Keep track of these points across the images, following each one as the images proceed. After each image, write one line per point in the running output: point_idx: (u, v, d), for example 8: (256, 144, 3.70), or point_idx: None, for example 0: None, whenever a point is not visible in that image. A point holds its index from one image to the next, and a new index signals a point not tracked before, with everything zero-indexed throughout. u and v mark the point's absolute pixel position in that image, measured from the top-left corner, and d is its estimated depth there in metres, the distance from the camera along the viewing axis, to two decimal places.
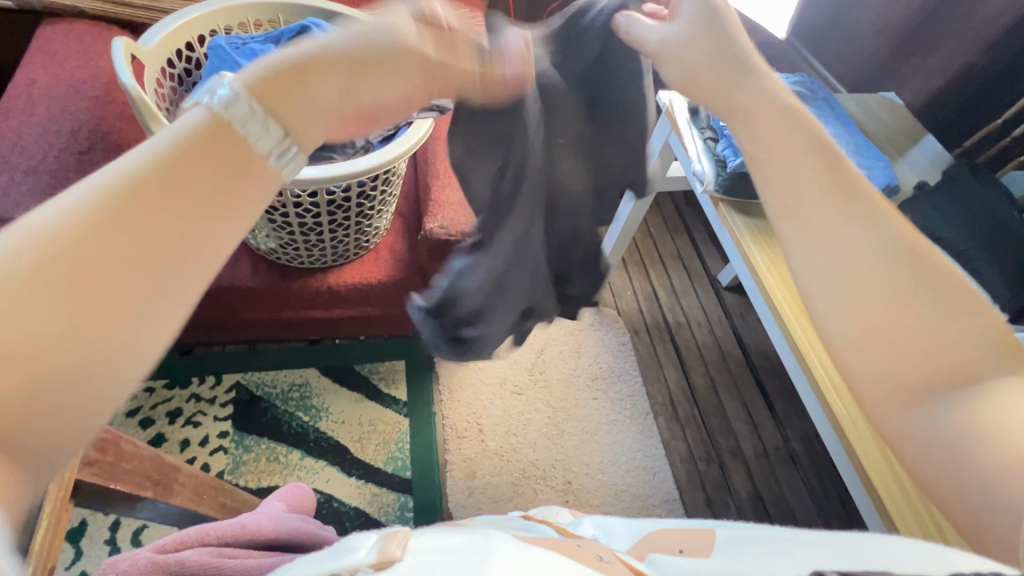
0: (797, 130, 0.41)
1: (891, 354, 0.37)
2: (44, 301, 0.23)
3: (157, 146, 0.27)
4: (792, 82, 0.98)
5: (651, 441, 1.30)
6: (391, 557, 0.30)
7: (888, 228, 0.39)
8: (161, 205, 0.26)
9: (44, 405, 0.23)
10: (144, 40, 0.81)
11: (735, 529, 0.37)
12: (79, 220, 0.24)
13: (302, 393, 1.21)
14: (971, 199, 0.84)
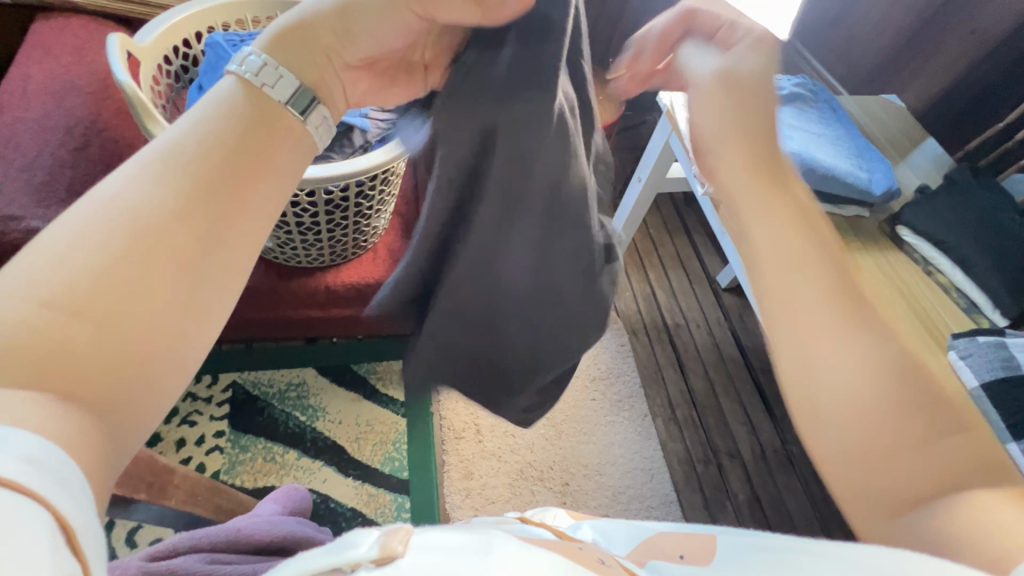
0: (808, 240, 0.43)
1: (875, 469, 0.39)
2: (120, 250, 0.28)
3: (201, 113, 0.33)
4: (793, 83, 0.97)
5: (649, 442, 1.30)
6: (392, 553, 0.30)
7: (887, 346, 0.41)
8: (219, 174, 0.32)
9: (105, 357, 0.27)
10: (141, 36, 0.80)
11: (736, 536, 0.37)
12: (149, 178, 0.30)
13: (299, 393, 1.21)
14: (973, 201, 0.83)
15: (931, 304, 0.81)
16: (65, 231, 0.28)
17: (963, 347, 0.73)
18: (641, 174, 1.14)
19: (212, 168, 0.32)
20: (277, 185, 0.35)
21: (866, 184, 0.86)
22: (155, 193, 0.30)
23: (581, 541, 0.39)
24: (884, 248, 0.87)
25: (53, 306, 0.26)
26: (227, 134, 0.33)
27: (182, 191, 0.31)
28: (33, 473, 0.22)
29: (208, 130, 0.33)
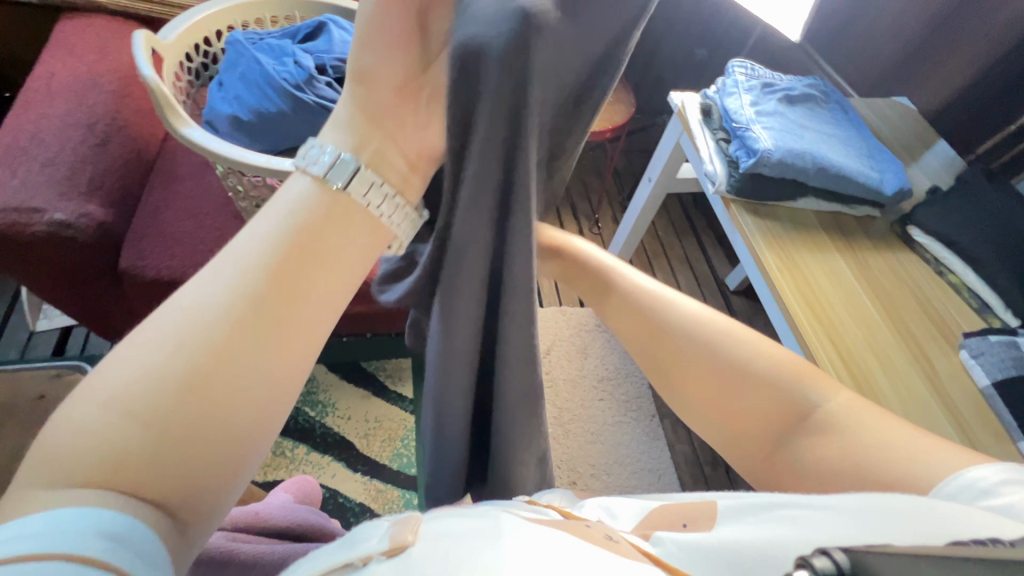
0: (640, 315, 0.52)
1: None
2: (181, 363, 0.28)
3: (270, 214, 0.33)
4: (805, 84, 0.98)
5: (657, 443, 1.30)
6: (405, 543, 0.31)
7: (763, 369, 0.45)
8: (279, 272, 0.31)
9: (159, 467, 0.27)
10: (164, 33, 0.81)
11: (733, 498, 0.38)
12: (213, 289, 0.30)
13: (309, 388, 1.22)
14: (987, 202, 0.82)
15: (940, 301, 0.82)
16: (139, 345, 0.28)
17: (974, 346, 0.73)
18: (651, 175, 1.15)
19: (275, 265, 0.31)
20: (343, 272, 0.34)
21: (877, 184, 0.86)
22: (217, 299, 0.30)
23: (584, 519, 0.40)
24: (895, 248, 0.88)
25: (131, 418, 0.27)
26: (287, 233, 0.32)
27: (245, 296, 0.30)
28: (116, 550, 0.25)
29: (273, 230, 0.32)
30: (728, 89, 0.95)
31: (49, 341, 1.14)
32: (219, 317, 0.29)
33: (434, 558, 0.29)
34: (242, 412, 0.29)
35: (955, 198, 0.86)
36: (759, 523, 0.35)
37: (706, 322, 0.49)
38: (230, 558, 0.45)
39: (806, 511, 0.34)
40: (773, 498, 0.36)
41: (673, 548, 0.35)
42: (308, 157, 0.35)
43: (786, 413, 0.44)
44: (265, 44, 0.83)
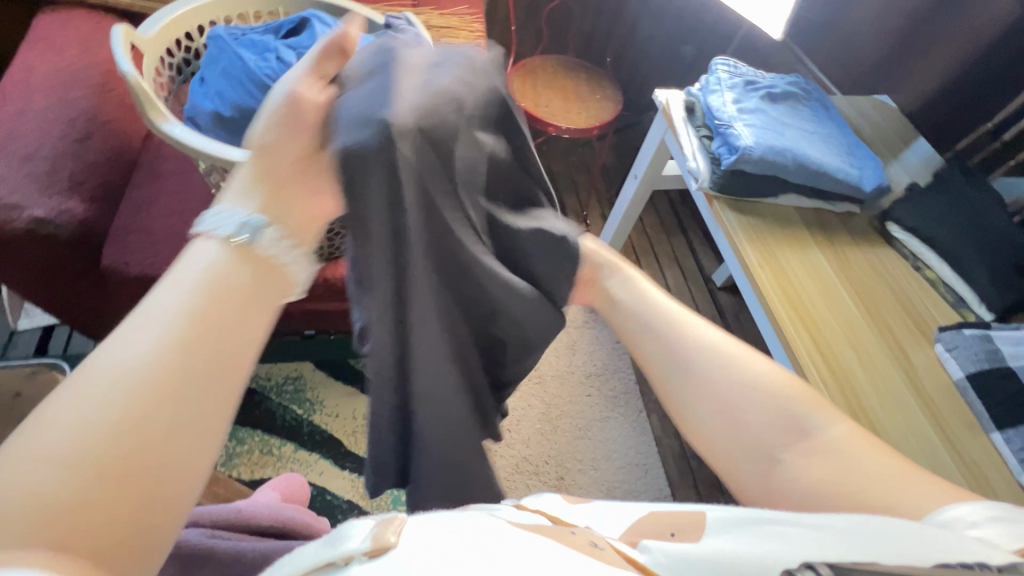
0: (668, 339, 0.49)
1: None
2: (112, 423, 0.26)
3: (180, 274, 0.31)
4: (787, 82, 0.99)
5: (644, 438, 1.31)
6: (385, 544, 0.30)
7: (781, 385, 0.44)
8: (201, 319, 0.30)
9: (95, 528, 0.24)
10: (144, 28, 0.81)
11: (726, 510, 0.35)
12: (134, 348, 0.28)
13: (296, 386, 1.22)
14: (962, 197, 0.84)
15: (918, 297, 0.83)
16: (59, 416, 0.25)
17: (949, 340, 0.75)
18: (637, 171, 1.15)
19: (193, 316, 0.29)
20: (266, 319, 0.33)
21: (857, 180, 0.88)
22: (138, 353, 0.27)
23: (573, 524, 0.38)
24: (875, 244, 0.90)
25: (69, 474, 0.24)
26: (200, 285, 0.31)
27: (167, 347, 0.28)
28: None
29: (189, 286, 0.30)
30: (711, 86, 0.95)
31: (32, 340, 1.13)
32: (145, 368, 0.27)
33: (417, 556, 0.29)
34: (191, 455, 0.28)
35: (932, 194, 0.87)
36: (755, 538, 0.32)
37: (724, 348, 0.47)
38: (208, 554, 0.45)
39: (797, 528, 0.32)
40: (763, 513, 0.34)
41: (660, 556, 0.32)
42: (209, 220, 0.34)
43: (789, 428, 0.42)
44: (247, 39, 0.83)
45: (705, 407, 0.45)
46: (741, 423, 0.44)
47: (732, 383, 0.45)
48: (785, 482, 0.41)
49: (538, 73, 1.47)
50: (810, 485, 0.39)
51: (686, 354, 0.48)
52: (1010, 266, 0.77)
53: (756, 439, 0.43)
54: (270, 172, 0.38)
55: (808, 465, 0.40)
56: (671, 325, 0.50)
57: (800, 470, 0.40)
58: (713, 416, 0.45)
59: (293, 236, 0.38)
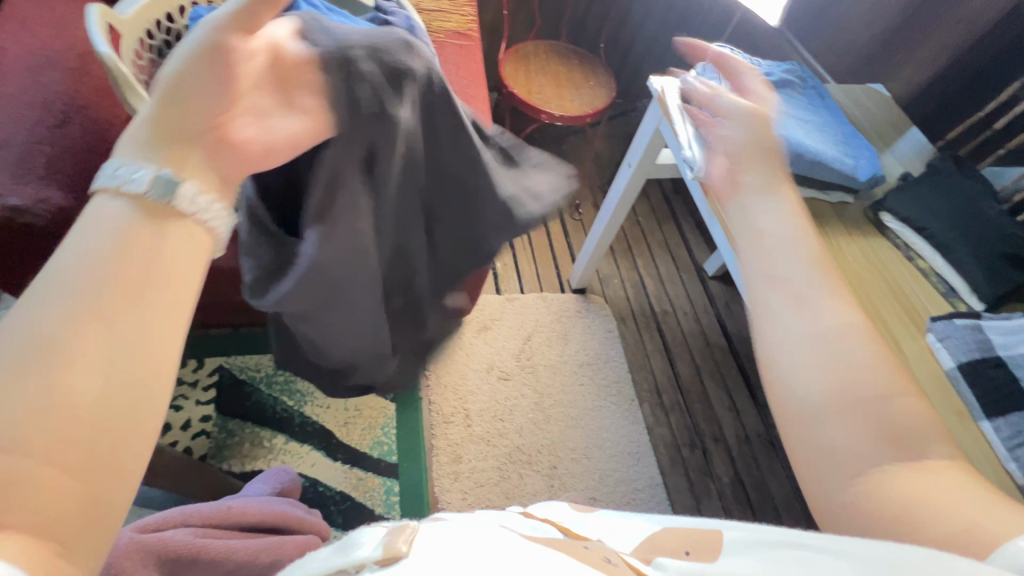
0: (787, 278, 0.42)
1: (855, 429, 0.37)
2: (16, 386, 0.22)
3: (87, 240, 0.26)
4: (783, 70, 0.98)
5: (636, 427, 1.32)
6: (397, 553, 0.30)
7: (886, 377, 0.38)
8: (101, 272, 0.26)
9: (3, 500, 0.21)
10: (122, 8, 0.77)
11: (743, 530, 0.34)
12: (35, 324, 0.24)
13: (287, 377, 1.20)
14: (956, 186, 0.84)
15: (912, 289, 0.83)
16: None
17: (941, 330, 0.76)
18: (631, 160, 1.15)
19: (96, 280, 0.25)
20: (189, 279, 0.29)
21: (852, 170, 0.88)
22: (46, 319, 0.24)
23: (585, 538, 0.38)
24: (869, 235, 0.90)
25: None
26: (111, 244, 0.27)
27: (80, 312, 0.25)
28: None
29: (95, 243, 0.26)
30: (708, 74, 0.94)
31: None
32: (45, 338, 0.24)
33: (428, 565, 0.28)
34: (124, 423, 0.25)
35: (926, 184, 0.87)
36: (766, 558, 0.31)
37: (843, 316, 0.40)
38: (200, 553, 0.45)
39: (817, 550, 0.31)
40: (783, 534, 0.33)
41: None
42: (113, 168, 0.29)
43: (898, 446, 0.36)
44: None
45: (817, 386, 0.38)
46: (851, 419, 0.37)
47: (876, 380, 0.38)
48: (863, 489, 0.35)
49: (531, 58, 1.44)
50: (879, 491, 0.35)
51: (833, 338, 0.39)
52: (1000, 256, 0.79)
53: (842, 432, 0.37)
54: (182, 143, 0.32)
55: (906, 485, 0.34)
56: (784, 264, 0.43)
57: (896, 483, 0.35)
58: (826, 396, 0.38)
59: (216, 194, 0.33)
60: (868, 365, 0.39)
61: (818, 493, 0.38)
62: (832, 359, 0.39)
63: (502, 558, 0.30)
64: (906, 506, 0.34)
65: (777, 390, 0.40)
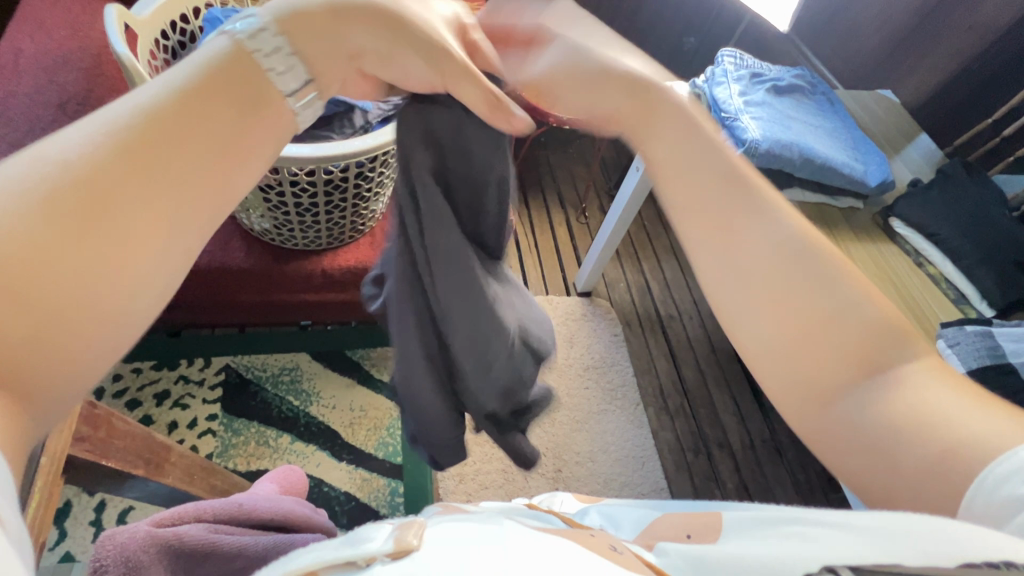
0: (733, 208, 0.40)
1: (799, 363, 0.37)
2: (72, 194, 0.26)
3: (180, 76, 0.31)
4: (792, 76, 0.98)
5: (641, 431, 1.31)
6: (407, 547, 0.30)
7: (850, 299, 0.37)
8: (163, 124, 0.29)
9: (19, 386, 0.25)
10: (138, 10, 0.78)
11: (747, 513, 0.34)
12: (112, 140, 0.28)
13: (292, 377, 1.20)
14: (965, 195, 0.86)
15: (920, 295, 0.83)
16: (51, 159, 0.27)
17: (951, 337, 0.76)
18: (638, 164, 1.15)
19: (166, 133, 0.29)
20: (230, 167, 0.32)
21: (861, 176, 0.88)
22: (115, 139, 0.28)
23: (588, 528, 0.39)
24: (877, 240, 0.90)
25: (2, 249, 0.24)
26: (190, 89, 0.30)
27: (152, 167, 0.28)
28: None
29: (186, 85, 0.30)
30: (717, 79, 0.95)
31: None
32: (85, 167, 0.27)
33: (440, 556, 0.29)
34: (125, 277, 0.28)
35: (936, 190, 0.88)
36: (766, 537, 0.31)
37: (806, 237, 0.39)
38: (213, 548, 0.44)
39: (816, 528, 0.30)
40: (788, 513, 0.32)
41: (676, 559, 0.32)
42: (239, 18, 0.33)
43: (858, 363, 0.36)
44: None
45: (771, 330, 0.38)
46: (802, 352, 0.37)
47: (827, 299, 0.37)
48: (838, 418, 0.36)
49: None
50: (859, 420, 0.35)
51: (771, 275, 0.38)
52: (1011, 263, 0.80)
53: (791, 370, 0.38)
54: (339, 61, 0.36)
55: (888, 409, 0.35)
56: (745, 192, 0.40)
57: (865, 408, 0.35)
58: (774, 343, 0.38)
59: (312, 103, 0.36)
60: (821, 284, 0.37)
61: (812, 434, 0.38)
62: (788, 286, 0.38)
63: (514, 548, 0.30)
64: (886, 433, 0.35)
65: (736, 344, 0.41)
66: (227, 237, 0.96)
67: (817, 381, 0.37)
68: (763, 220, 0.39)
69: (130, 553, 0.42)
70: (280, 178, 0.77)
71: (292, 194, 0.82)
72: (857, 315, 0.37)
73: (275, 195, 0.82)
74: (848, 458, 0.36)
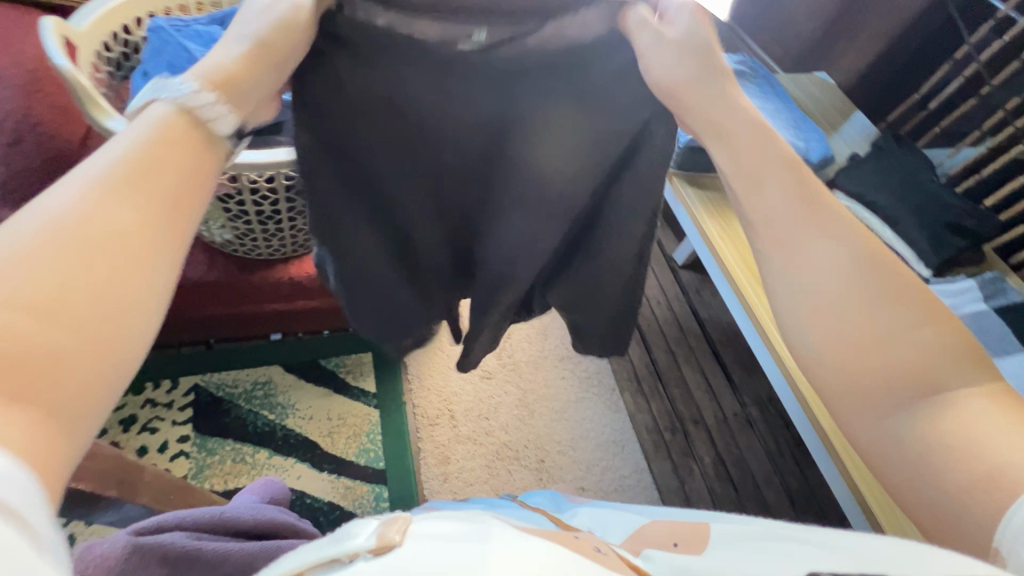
0: (801, 208, 0.40)
1: (861, 379, 0.38)
2: (68, 263, 0.25)
3: (135, 133, 0.30)
4: (735, 62, 1.03)
5: (619, 416, 1.36)
6: (389, 543, 0.31)
7: (921, 328, 0.37)
8: (133, 169, 0.29)
9: None
10: (76, 20, 0.75)
11: (734, 530, 0.37)
12: (92, 196, 0.27)
13: (266, 391, 1.17)
14: (896, 164, 0.92)
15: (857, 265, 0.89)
16: (46, 213, 0.26)
17: None
18: None
19: (160, 173, 0.29)
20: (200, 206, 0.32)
21: (803, 152, 0.93)
22: (74, 195, 0.27)
23: (577, 529, 0.41)
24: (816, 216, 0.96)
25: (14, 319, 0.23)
26: (138, 142, 0.30)
27: (144, 206, 0.28)
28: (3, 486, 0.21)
29: (147, 139, 0.30)
30: None
31: None
32: (82, 220, 0.26)
33: (421, 554, 0.30)
34: (130, 326, 0.27)
35: (871, 163, 0.94)
36: (753, 547, 0.34)
37: (868, 257, 0.39)
38: (196, 558, 0.44)
39: (799, 543, 0.33)
40: (771, 531, 0.35)
41: (663, 563, 0.34)
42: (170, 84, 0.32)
43: (912, 385, 0.37)
44: (192, 30, 0.77)
45: (831, 347, 0.39)
46: (858, 372, 0.38)
47: (880, 315, 0.38)
48: (891, 436, 0.37)
49: None
50: (912, 442, 0.37)
51: (835, 280, 0.39)
52: (942, 225, 0.86)
53: (852, 384, 0.38)
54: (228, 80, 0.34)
55: (934, 432, 0.36)
56: (817, 199, 0.41)
57: (917, 434, 0.36)
58: (834, 361, 0.39)
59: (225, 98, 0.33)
60: (894, 297, 0.38)
61: (867, 445, 0.39)
62: (849, 305, 0.38)
63: (498, 549, 0.31)
64: (931, 454, 0.36)
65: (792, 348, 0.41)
66: (189, 250, 0.94)
67: (873, 394, 0.38)
68: (820, 237, 0.40)
69: (113, 564, 0.41)
70: (240, 185, 0.76)
71: (254, 203, 0.81)
72: (919, 339, 0.37)
73: (235, 203, 0.81)
74: (905, 484, 0.38)
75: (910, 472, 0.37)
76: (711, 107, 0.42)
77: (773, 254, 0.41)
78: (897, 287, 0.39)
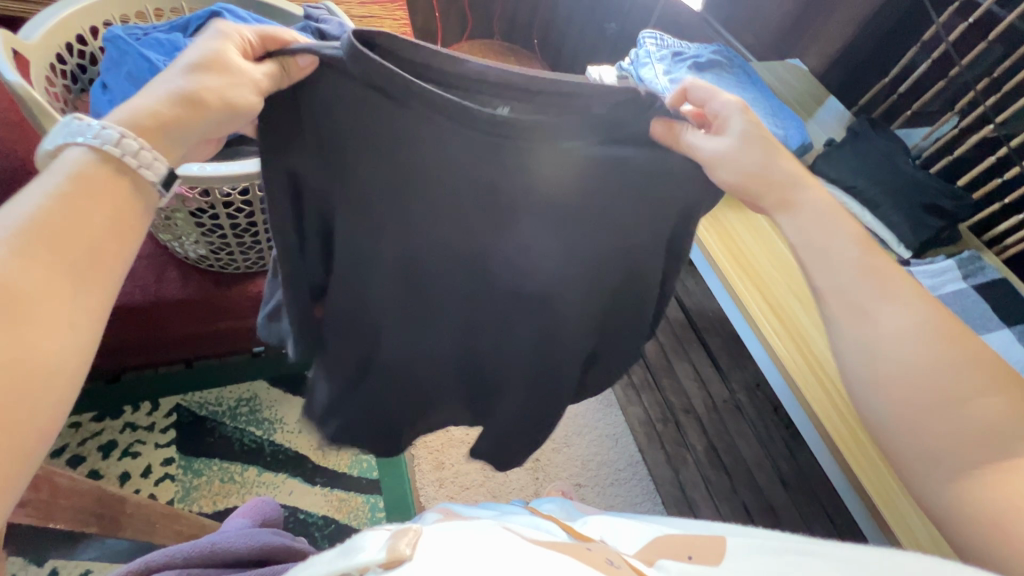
0: (870, 279, 0.48)
1: (925, 435, 0.44)
2: None
3: (52, 182, 0.33)
4: (710, 52, 1.03)
5: (610, 410, 1.45)
6: (401, 556, 0.30)
7: (981, 392, 0.43)
8: (42, 232, 0.31)
9: None
10: (26, 32, 0.72)
11: (748, 540, 0.37)
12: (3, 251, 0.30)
13: (251, 407, 1.14)
14: (873, 148, 0.93)
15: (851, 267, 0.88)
16: None
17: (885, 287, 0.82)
18: None
19: (70, 226, 0.32)
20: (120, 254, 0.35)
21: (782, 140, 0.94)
22: None
23: (590, 540, 0.40)
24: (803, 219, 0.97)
25: None
26: (53, 197, 0.33)
27: (48, 266, 0.31)
28: None
29: (64, 192, 0.33)
30: (642, 60, 0.99)
31: None
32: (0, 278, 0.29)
33: (434, 563, 0.29)
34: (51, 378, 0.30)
35: (848, 148, 0.95)
36: (770, 562, 0.34)
37: (931, 328, 0.45)
38: None
39: (817, 558, 0.34)
40: (784, 542, 0.36)
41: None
42: (87, 127, 0.35)
43: (988, 446, 0.41)
44: (152, 39, 0.74)
45: (894, 401, 0.45)
46: (930, 426, 0.44)
47: (941, 377, 0.44)
48: (962, 492, 0.41)
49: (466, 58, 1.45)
50: (979, 497, 0.40)
51: (897, 344, 0.46)
52: (919, 206, 0.87)
53: (918, 440, 0.44)
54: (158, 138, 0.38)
55: (994, 489, 0.40)
56: (885, 272, 0.49)
57: (988, 489, 0.40)
58: (899, 415, 0.45)
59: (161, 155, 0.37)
60: (956, 362, 0.44)
61: (925, 493, 0.44)
62: (913, 366, 0.45)
63: (504, 559, 0.30)
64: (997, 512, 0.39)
65: (860, 403, 0.48)
66: (162, 268, 0.91)
67: (938, 447, 0.43)
68: (890, 305, 0.47)
69: None
70: (212, 200, 0.73)
71: (228, 216, 0.78)
72: (984, 404, 0.43)
73: (208, 217, 0.78)
74: (971, 537, 0.41)
75: (971, 523, 0.41)
76: (782, 186, 0.51)
77: (845, 318, 0.49)
78: (959, 355, 0.45)
